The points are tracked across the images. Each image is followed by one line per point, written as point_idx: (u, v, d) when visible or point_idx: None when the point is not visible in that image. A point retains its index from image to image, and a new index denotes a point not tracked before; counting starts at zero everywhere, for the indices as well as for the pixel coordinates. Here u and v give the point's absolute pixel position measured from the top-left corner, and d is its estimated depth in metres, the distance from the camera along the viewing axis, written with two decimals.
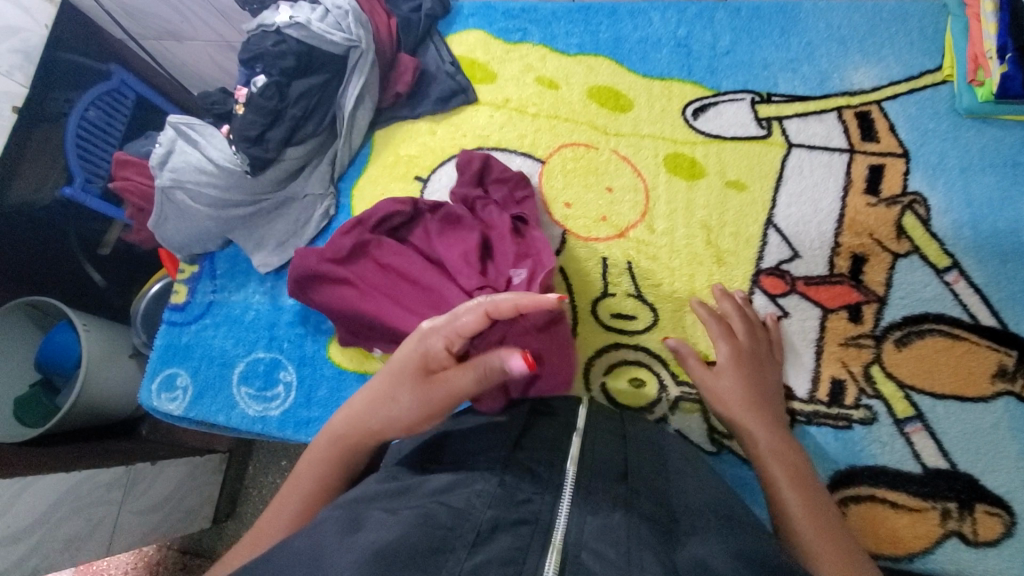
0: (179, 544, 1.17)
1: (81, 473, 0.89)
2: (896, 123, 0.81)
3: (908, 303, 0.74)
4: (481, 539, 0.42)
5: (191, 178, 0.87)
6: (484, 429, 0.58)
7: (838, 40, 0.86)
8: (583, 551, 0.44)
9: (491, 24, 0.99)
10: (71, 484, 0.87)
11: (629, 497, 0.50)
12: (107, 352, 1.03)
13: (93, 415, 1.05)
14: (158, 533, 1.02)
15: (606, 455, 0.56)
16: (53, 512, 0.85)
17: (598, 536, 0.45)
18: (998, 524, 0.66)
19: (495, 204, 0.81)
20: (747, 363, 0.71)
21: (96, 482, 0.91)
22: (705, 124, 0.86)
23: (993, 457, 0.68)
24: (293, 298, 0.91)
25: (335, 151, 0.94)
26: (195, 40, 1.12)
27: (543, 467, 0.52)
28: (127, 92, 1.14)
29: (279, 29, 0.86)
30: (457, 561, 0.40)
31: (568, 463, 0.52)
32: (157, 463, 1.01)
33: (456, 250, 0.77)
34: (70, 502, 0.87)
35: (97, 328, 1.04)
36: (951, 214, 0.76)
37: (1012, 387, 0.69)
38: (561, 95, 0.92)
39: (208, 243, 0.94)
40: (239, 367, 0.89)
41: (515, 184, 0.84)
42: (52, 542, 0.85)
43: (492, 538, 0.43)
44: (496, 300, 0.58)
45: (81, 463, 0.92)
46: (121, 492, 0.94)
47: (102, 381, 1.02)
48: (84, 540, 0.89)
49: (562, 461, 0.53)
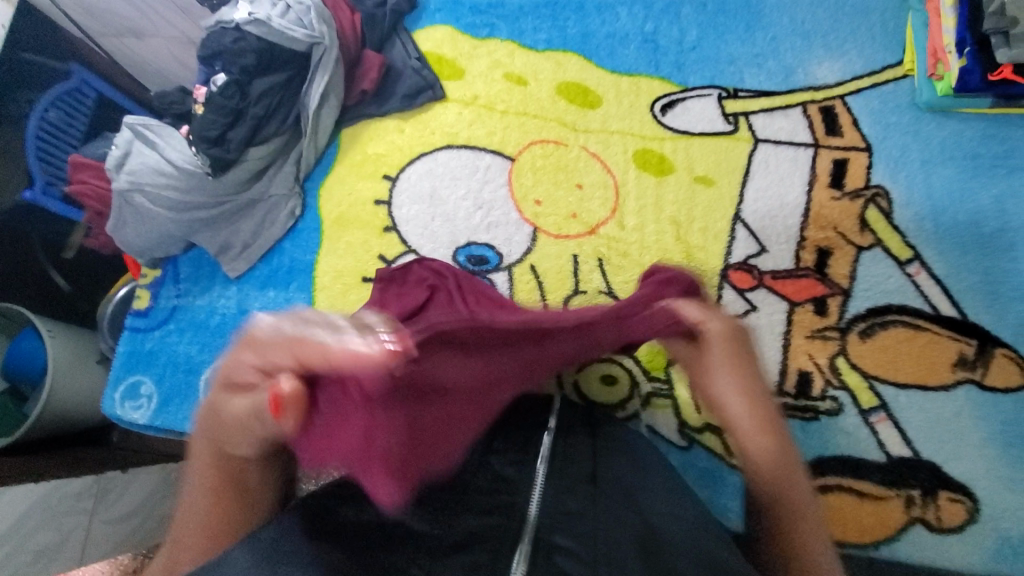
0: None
1: (53, 481, 0.87)
2: (859, 117, 0.82)
3: (872, 295, 0.75)
4: None
5: (151, 181, 0.84)
6: None
7: (803, 35, 0.87)
8: (555, 552, 0.45)
9: (458, 20, 0.98)
10: (39, 494, 0.85)
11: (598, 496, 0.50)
12: (75, 360, 1.00)
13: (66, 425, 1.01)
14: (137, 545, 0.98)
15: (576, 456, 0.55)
16: (23, 522, 0.83)
17: None
18: (961, 509, 0.67)
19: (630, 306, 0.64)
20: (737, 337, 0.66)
21: (67, 490, 0.89)
22: (673, 120, 0.87)
23: (955, 445, 0.69)
24: (260, 302, 0.89)
25: (299, 151, 0.91)
26: (154, 37, 1.09)
27: (515, 469, 0.52)
28: (88, 91, 1.10)
29: (238, 25, 0.83)
30: None
31: (540, 463, 0.53)
32: (128, 472, 0.99)
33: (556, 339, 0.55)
34: (41, 513, 0.85)
35: (63, 334, 1.01)
36: (913, 206, 0.77)
37: (972, 375, 0.71)
38: (530, 92, 0.91)
39: (169, 246, 0.90)
40: (207, 373, 0.87)
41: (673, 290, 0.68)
42: (23, 554, 0.82)
43: None
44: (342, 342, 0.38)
45: (52, 472, 0.90)
46: (92, 501, 0.92)
47: (69, 388, 0.99)
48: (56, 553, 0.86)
49: (533, 460, 0.53)
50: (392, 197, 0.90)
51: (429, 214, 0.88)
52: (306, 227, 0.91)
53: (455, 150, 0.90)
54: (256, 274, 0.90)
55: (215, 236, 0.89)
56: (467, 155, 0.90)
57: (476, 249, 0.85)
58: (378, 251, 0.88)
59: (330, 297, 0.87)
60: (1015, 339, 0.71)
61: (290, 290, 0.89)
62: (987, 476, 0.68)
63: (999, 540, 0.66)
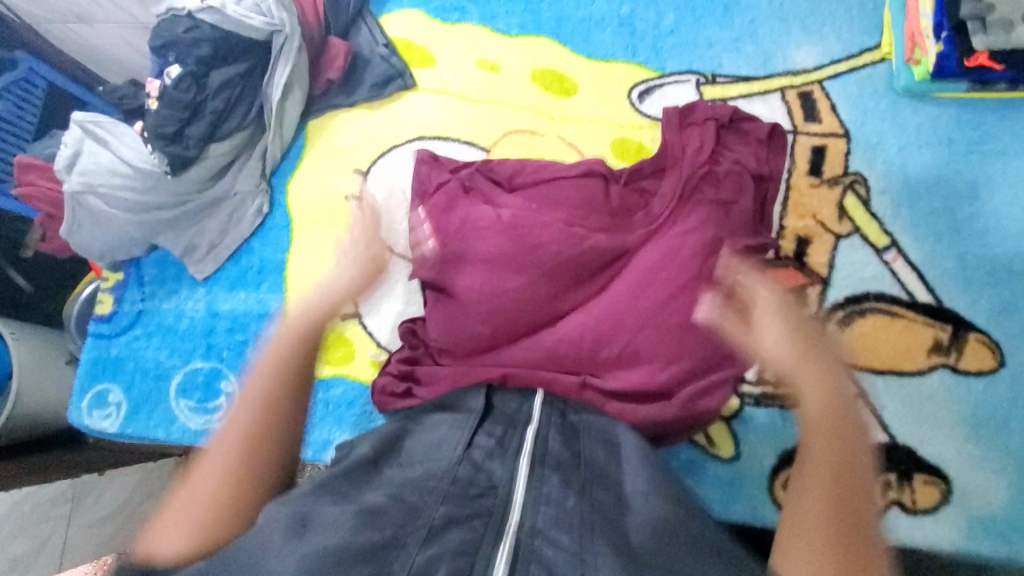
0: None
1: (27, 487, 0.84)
2: (838, 103, 0.81)
3: (851, 282, 0.75)
4: (433, 534, 0.42)
5: (105, 181, 0.80)
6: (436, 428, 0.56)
7: (780, 18, 0.86)
8: (537, 538, 0.43)
9: (427, 3, 0.94)
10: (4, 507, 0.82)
11: (581, 485, 0.50)
12: (39, 361, 0.96)
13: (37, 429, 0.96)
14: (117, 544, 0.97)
15: (556, 444, 0.55)
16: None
17: (553, 522, 0.45)
18: (935, 491, 0.68)
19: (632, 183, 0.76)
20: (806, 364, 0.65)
21: (39, 498, 0.86)
22: (651, 108, 0.85)
23: (929, 429, 0.70)
24: (229, 304, 0.85)
25: (265, 145, 0.87)
26: (104, 23, 1.01)
27: (496, 460, 0.51)
28: (37, 81, 1.04)
29: (191, 14, 0.79)
30: (410, 555, 0.40)
31: (521, 456, 0.52)
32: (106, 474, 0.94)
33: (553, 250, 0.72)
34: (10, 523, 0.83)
35: (29, 338, 0.97)
36: (890, 193, 0.77)
37: (947, 360, 0.71)
38: (503, 80, 0.89)
39: (130, 249, 0.85)
40: (176, 379, 0.84)
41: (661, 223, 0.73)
42: None
43: (445, 532, 0.43)
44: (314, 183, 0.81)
45: (24, 476, 0.87)
46: (67, 507, 0.90)
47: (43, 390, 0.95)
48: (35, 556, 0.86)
49: (515, 452, 0.52)
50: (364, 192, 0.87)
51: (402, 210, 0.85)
52: (275, 224, 0.87)
53: (428, 142, 0.87)
54: (225, 274, 0.86)
55: (180, 237, 0.85)
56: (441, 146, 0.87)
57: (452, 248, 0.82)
58: None
59: (304, 297, 0.84)
60: (989, 324, 0.71)
61: (260, 292, 0.85)
62: (961, 459, 0.68)
63: (972, 521, 0.67)
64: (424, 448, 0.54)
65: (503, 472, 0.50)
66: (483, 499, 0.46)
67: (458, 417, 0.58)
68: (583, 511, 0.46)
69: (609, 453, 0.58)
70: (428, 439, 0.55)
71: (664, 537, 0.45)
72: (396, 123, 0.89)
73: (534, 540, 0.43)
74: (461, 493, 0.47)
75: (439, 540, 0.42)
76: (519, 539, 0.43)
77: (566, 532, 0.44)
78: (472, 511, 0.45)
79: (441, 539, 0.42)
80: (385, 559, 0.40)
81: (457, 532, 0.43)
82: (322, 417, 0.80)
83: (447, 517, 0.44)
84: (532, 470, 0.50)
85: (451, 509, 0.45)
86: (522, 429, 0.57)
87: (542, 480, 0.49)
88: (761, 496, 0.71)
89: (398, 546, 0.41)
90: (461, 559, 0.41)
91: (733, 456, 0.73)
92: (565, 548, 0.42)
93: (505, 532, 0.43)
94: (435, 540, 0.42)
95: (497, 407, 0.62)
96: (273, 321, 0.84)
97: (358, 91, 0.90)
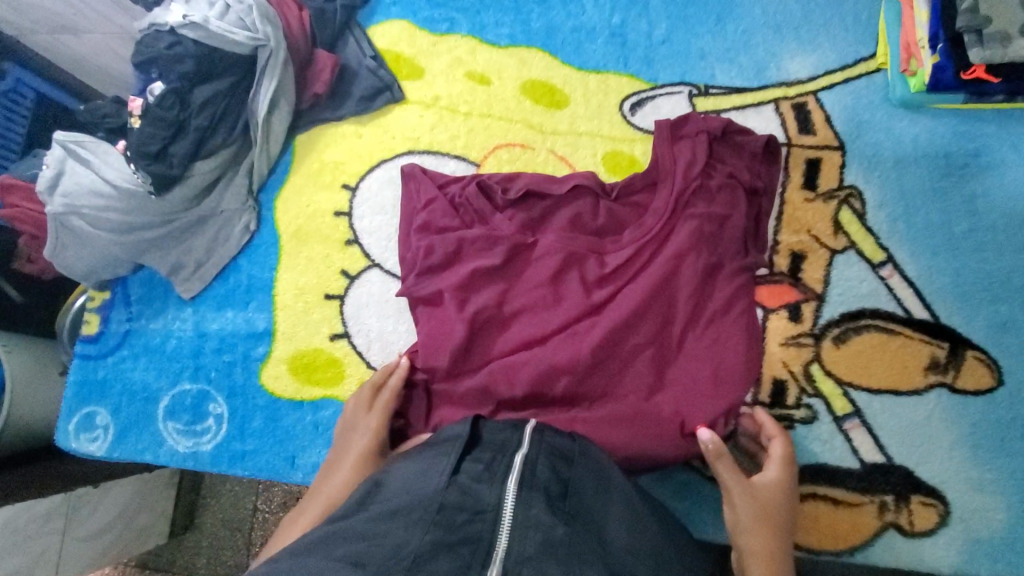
0: (138, 559, 1.08)
1: (18, 504, 0.82)
2: (833, 114, 0.80)
3: (846, 299, 0.74)
4: (418, 564, 0.42)
5: (87, 202, 0.78)
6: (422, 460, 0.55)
7: (775, 28, 0.84)
8: (524, 567, 0.43)
9: (415, 14, 0.93)
10: (1, 520, 0.80)
11: (566, 516, 0.49)
12: (34, 375, 0.95)
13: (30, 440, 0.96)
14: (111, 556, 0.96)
15: (546, 470, 0.53)
16: None
17: (540, 552, 0.44)
18: (932, 514, 0.67)
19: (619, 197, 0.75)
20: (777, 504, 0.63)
21: (32, 514, 0.84)
22: (643, 120, 0.83)
23: (926, 449, 0.69)
24: (217, 323, 0.84)
25: (251, 160, 0.86)
26: (91, 34, 0.99)
27: (484, 485, 0.50)
28: (25, 91, 1.02)
29: (173, 29, 0.77)
30: None
31: (510, 479, 0.50)
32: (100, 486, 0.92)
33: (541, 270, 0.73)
34: (6, 537, 0.80)
35: (22, 350, 0.95)
36: (886, 208, 0.76)
37: (944, 378, 0.70)
38: (493, 92, 0.87)
39: (117, 268, 0.84)
40: (164, 401, 0.83)
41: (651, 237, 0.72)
42: None
43: (432, 561, 0.43)
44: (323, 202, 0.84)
45: (15, 493, 0.85)
46: (62, 521, 0.88)
47: (32, 407, 0.94)
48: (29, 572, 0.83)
49: (503, 476, 0.51)
50: (353, 208, 0.86)
51: (391, 226, 0.84)
52: (262, 242, 0.86)
53: (417, 156, 0.86)
54: (212, 293, 0.85)
55: (166, 256, 0.84)
56: (430, 160, 0.85)
57: None
58: (340, 266, 0.84)
59: (292, 316, 0.83)
60: (987, 341, 0.70)
61: (248, 311, 0.84)
62: (960, 480, 0.67)
63: (972, 543, 0.66)
64: (405, 483, 0.52)
65: (491, 497, 0.48)
66: (471, 525, 0.46)
67: (443, 445, 0.57)
68: (572, 543, 0.46)
69: (599, 485, 0.55)
70: (415, 470, 0.53)
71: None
72: (384, 138, 0.87)
73: (521, 570, 0.43)
74: (446, 522, 0.46)
75: (426, 569, 0.42)
76: (506, 569, 0.43)
77: (557, 562, 0.44)
78: (459, 537, 0.45)
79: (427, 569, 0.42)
80: None
81: (445, 560, 0.43)
82: (312, 439, 0.78)
83: (434, 543, 0.44)
84: (519, 492, 0.49)
85: (437, 534, 0.44)
86: (509, 455, 0.54)
87: (527, 505, 0.48)
88: None
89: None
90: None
91: None
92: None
93: (494, 555, 0.44)
94: (421, 571, 0.42)
95: (485, 435, 0.59)
96: (262, 341, 0.83)
97: (345, 105, 0.89)
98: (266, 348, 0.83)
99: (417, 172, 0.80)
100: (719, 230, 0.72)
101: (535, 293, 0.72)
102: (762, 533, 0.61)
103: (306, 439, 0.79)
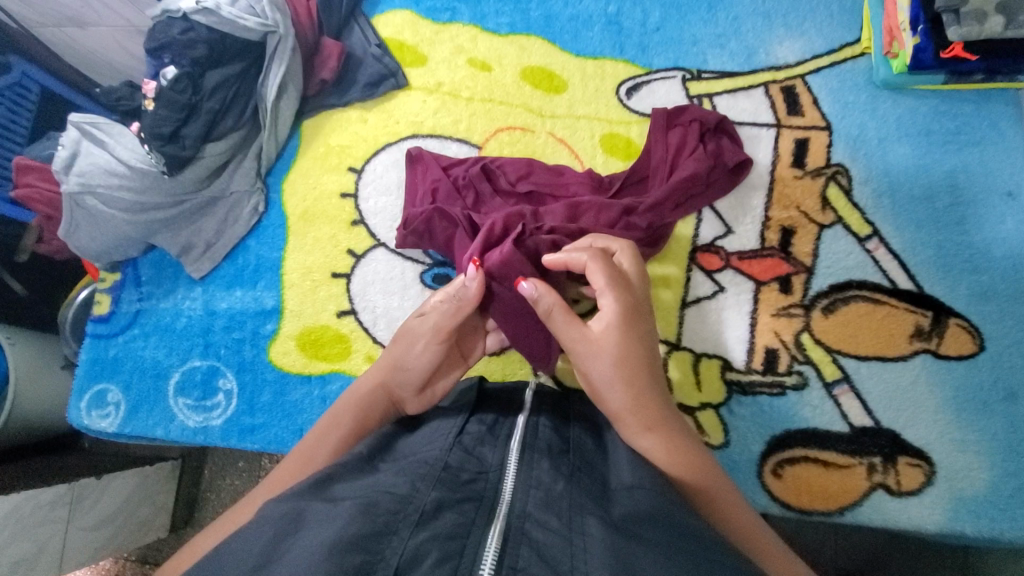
0: (137, 554, 1.08)
1: (22, 492, 0.81)
2: (820, 96, 0.83)
3: (834, 271, 0.77)
4: (425, 519, 0.42)
5: (102, 182, 0.80)
6: (427, 429, 0.56)
7: (764, 15, 0.88)
8: (527, 521, 0.43)
9: (418, 4, 0.96)
10: (8, 506, 0.79)
11: (569, 470, 0.49)
12: (38, 366, 0.96)
13: (32, 431, 0.98)
14: (113, 546, 0.95)
15: (547, 430, 0.55)
16: None
17: (541, 505, 0.44)
18: (919, 474, 0.69)
19: (590, 182, 0.79)
20: (629, 345, 0.59)
21: (37, 502, 0.83)
22: (639, 103, 0.87)
23: (912, 413, 0.71)
24: (226, 302, 0.87)
25: (260, 145, 0.89)
26: (98, 27, 1.01)
27: (487, 447, 0.52)
28: (31, 85, 1.02)
29: (186, 15, 0.80)
30: (401, 542, 0.40)
31: (512, 441, 0.53)
32: (103, 477, 0.93)
33: (540, 179, 0.80)
34: (11, 525, 0.79)
35: (24, 343, 0.96)
36: (871, 183, 0.79)
37: (928, 345, 0.73)
38: (494, 77, 0.90)
39: (128, 249, 0.87)
40: (175, 378, 0.85)
41: (605, 211, 0.75)
42: None
43: (437, 516, 0.42)
44: (361, 185, 0.88)
45: (17, 484, 0.84)
46: (66, 510, 0.87)
47: (39, 396, 0.96)
48: (33, 562, 0.82)
49: (506, 440, 0.53)
50: (358, 190, 0.88)
51: (395, 207, 0.87)
52: (270, 223, 0.89)
53: (422, 139, 0.89)
54: (221, 274, 0.88)
55: (177, 236, 0.86)
56: (433, 144, 0.88)
57: (441, 267, 0.84)
58: (346, 246, 0.86)
59: (301, 295, 0.86)
60: (968, 309, 0.74)
61: (257, 289, 0.87)
62: (944, 441, 0.70)
63: (956, 501, 0.68)
64: (409, 449, 0.52)
65: (494, 459, 0.50)
66: (475, 484, 0.47)
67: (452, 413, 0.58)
68: (572, 495, 0.45)
69: (598, 438, 0.57)
70: (424, 435, 0.55)
71: (645, 514, 0.44)
72: (389, 123, 0.90)
73: (523, 523, 0.42)
74: (452, 479, 0.47)
75: (430, 526, 0.41)
76: (509, 522, 0.43)
77: (555, 514, 0.43)
78: (462, 495, 0.45)
79: (432, 524, 0.41)
80: (376, 545, 0.39)
81: (449, 516, 0.43)
82: (319, 412, 0.80)
83: (439, 501, 0.44)
84: (522, 456, 0.50)
85: (442, 493, 0.45)
86: (512, 419, 0.58)
87: (531, 466, 0.49)
88: (750, 480, 0.71)
89: (389, 532, 0.40)
90: (451, 543, 0.41)
91: (722, 444, 0.73)
92: (555, 530, 0.41)
93: (496, 515, 0.44)
94: (427, 525, 0.41)
95: (487, 401, 0.62)
96: (271, 318, 0.85)
97: (350, 91, 0.92)
98: (274, 325, 0.85)
99: (424, 155, 0.84)
100: (663, 199, 0.76)
101: (513, 201, 0.79)
102: (621, 389, 0.57)
103: (314, 412, 0.81)
